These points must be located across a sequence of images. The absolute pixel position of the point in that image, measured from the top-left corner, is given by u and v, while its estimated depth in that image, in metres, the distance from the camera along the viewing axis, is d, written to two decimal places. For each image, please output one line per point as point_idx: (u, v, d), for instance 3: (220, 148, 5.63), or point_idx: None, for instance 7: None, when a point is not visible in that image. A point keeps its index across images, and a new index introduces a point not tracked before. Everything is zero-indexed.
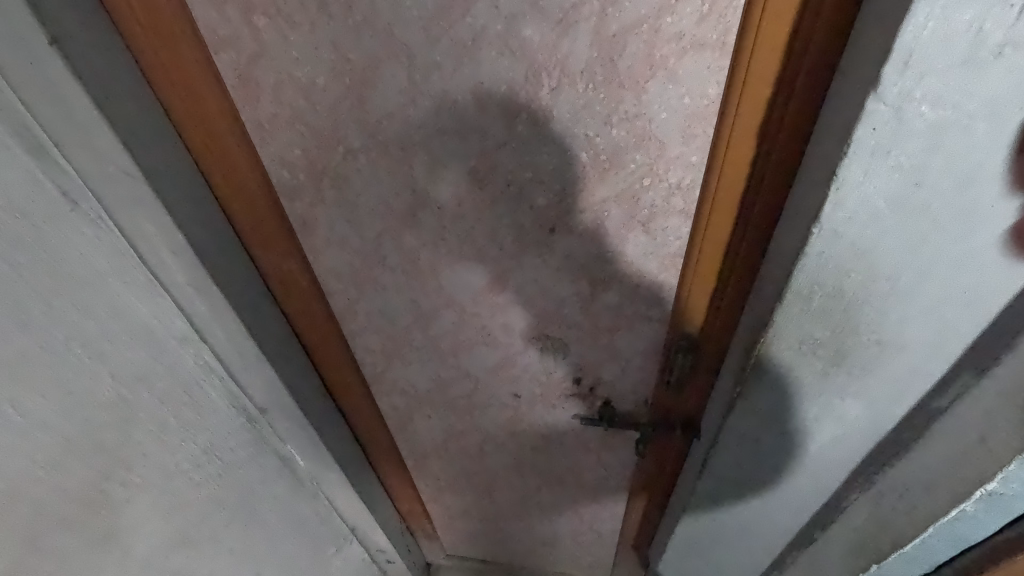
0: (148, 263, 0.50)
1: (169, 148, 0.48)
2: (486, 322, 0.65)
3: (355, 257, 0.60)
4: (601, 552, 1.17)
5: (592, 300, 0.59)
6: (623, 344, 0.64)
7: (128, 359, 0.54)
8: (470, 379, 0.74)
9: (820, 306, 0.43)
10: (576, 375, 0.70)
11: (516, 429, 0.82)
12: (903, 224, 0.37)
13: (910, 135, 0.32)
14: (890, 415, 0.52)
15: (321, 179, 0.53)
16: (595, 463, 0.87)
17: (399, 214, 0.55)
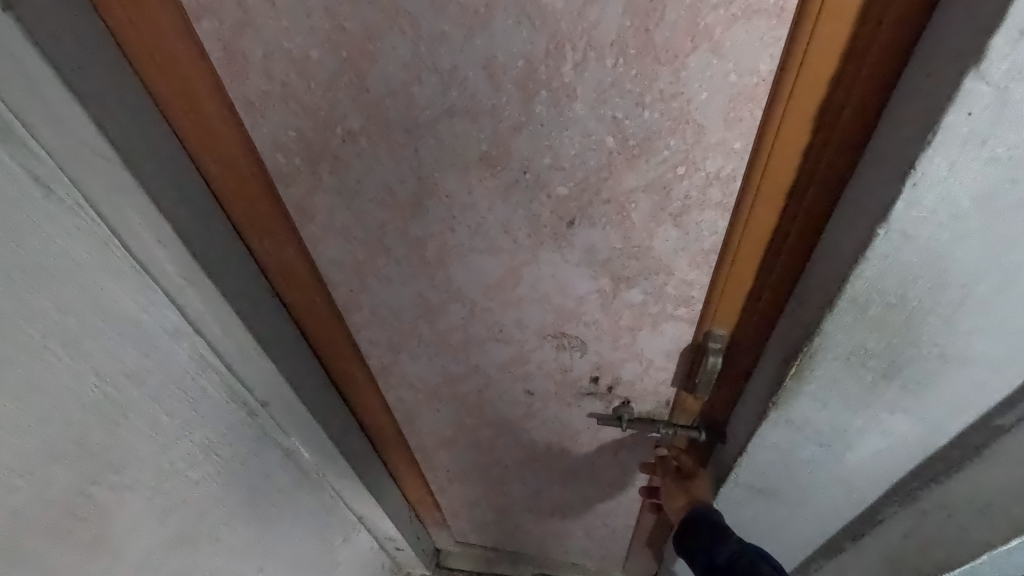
0: (132, 251, 0.46)
1: (147, 125, 0.44)
2: (498, 318, 0.60)
3: (357, 247, 0.56)
4: (614, 546, 1.14)
5: (613, 297, 0.54)
6: (647, 344, 0.59)
7: (115, 360, 0.49)
8: (481, 375, 0.70)
9: (877, 315, 0.38)
10: (593, 374, 0.65)
11: (529, 426, 0.78)
12: (989, 227, 0.31)
13: (1014, 122, 0.27)
14: (946, 433, 0.47)
15: (319, 164, 0.48)
16: (611, 462, 0.83)
17: (405, 202, 0.50)
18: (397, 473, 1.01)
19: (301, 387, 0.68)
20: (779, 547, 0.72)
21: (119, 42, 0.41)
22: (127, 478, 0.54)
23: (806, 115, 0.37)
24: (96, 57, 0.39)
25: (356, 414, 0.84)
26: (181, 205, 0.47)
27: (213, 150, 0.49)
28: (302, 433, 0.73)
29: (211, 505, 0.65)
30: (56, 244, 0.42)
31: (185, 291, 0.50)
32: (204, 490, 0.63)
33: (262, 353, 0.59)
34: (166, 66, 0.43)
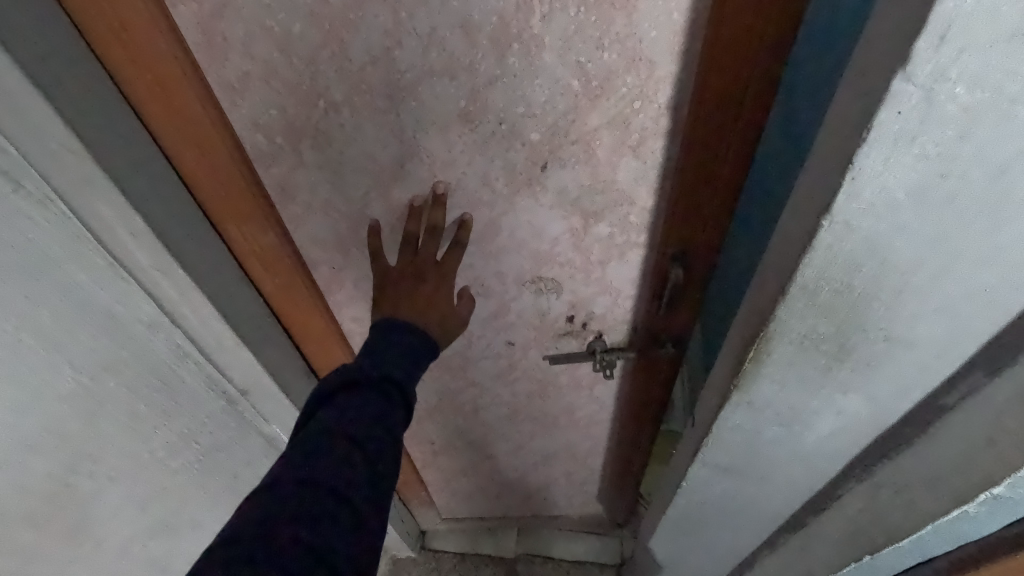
0: (106, 247, 0.46)
1: (115, 119, 0.44)
2: (478, 273, 0.62)
3: (341, 221, 0.58)
4: (595, 489, 1.18)
5: (584, 235, 0.57)
6: (615, 277, 0.62)
7: (88, 347, 0.51)
8: (463, 335, 0.72)
9: (826, 299, 0.40)
10: (568, 314, 0.68)
11: (509, 377, 0.81)
12: (924, 217, 0.33)
13: (941, 120, 0.28)
14: (896, 409, 0.49)
15: (300, 140, 0.49)
16: (587, 399, 0.86)
17: (387, 169, 0.51)
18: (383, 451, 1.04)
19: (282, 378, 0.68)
20: (748, 518, 0.75)
21: (87, 39, 0.41)
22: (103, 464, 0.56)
23: (741, 40, 0.40)
24: (60, 49, 0.39)
25: None
26: (155, 197, 0.47)
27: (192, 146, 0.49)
28: None
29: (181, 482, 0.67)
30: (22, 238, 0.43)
31: (162, 287, 0.50)
32: (182, 475, 0.66)
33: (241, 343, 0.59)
34: (136, 60, 0.43)
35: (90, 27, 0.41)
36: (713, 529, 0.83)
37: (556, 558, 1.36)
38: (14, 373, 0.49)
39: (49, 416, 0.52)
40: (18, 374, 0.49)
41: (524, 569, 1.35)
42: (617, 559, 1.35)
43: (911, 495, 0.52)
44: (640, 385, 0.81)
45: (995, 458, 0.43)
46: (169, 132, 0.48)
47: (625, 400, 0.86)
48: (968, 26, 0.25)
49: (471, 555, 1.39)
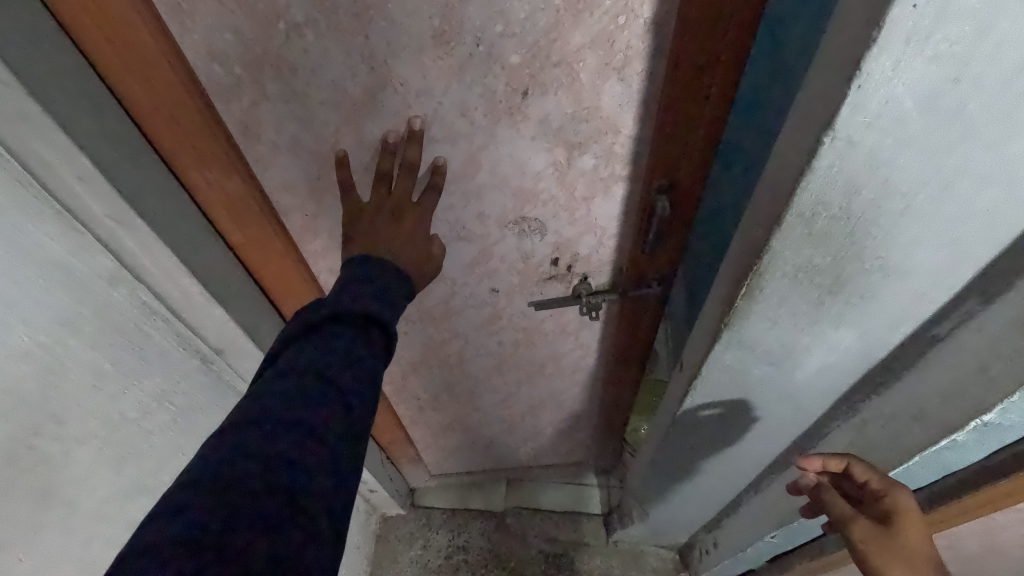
0: (55, 194, 0.43)
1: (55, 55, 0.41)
2: (460, 215, 0.60)
3: (310, 163, 0.54)
4: (582, 437, 1.19)
5: (568, 168, 0.54)
6: (601, 215, 0.60)
7: (43, 306, 0.46)
8: (446, 281, 0.70)
9: (823, 227, 0.38)
10: (553, 256, 0.66)
11: (495, 326, 0.79)
12: (932, 130, 0.31)
13: (958, 14, 0.26)
14: (885, 345, 0.48)
15: (262, 69, 0.45)
16: (574, 345, 0.85)
17: (357, 101, 0.48)
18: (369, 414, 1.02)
19: (255, 334, 0.66)
20: (732, 460, 0.77)
21: None
22: (74, 429, 0.53)
23: None
24: None
25: None
26: (101, 136, 0.44)
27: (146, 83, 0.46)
28: None
29: (153, 450, 0.63)
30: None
31: (117, 234, 0.48)
32: (160, 439, 0.64)
33: (211, 297, 0.58)
34: None
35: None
36: (697, 474, 0.85)
37: (545, 510, 1.38)
38: None
39: None
40: None
41: (514, 521, 1.37)
42: (603, 507, 1.37)
43: (898, 431, 0.52)
44: (628, 326, 0.81)
45: (986, 383, 0.43)
46: (117, 69, 0.45)
47: (612, 344, 0.86)
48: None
49: (461, 510, 1.40)
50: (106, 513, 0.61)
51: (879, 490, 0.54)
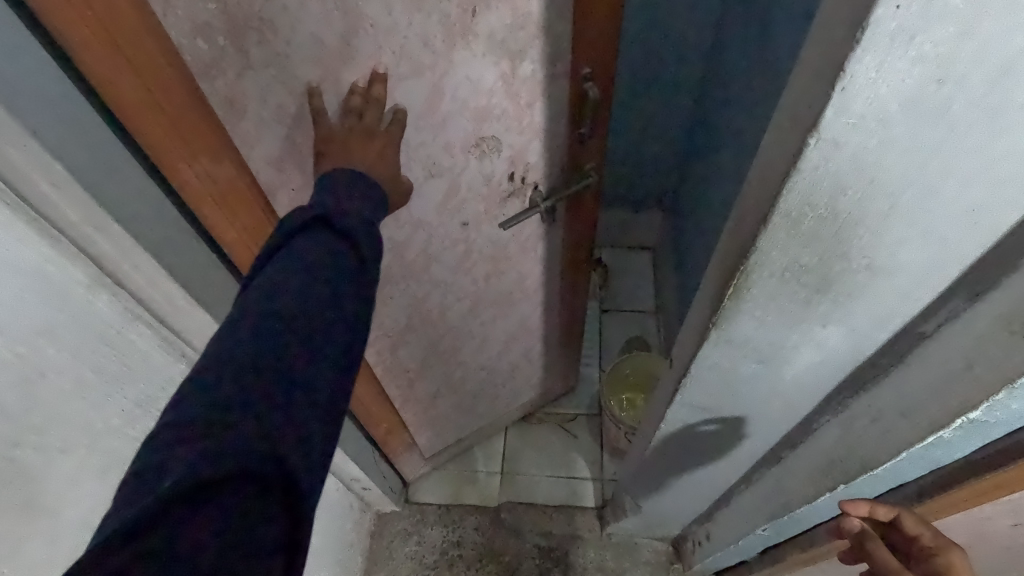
0: (30, 202, 0.42)
1: (31, 59, 0.39)
2: (429, 152, 0.66)
3: (295, 128, 0.57)
4: (552, 357, 1.31)
5: (514, 78, 0.62)
6: (542, 118, 0.69)
7: (18, 315, 0.45)
8: (422, 227, 0.77)
9: (809, 228, 0.38)
10: (511, 171, 0.74)
11: (469, 261, 0.87)
12: (916, 132, 0.31)
13: (944, 15, 0.26)
14: (873, 340, 0.48)
15: (245, 35, 0.48)
16: (534, 262, 0.96)
17: (333, 49, 0.53)
18: (361, 403, 1.02)
19: None
20: (722, 454, 0.79)
21: None
22: (55, 439, 0.52)
23: None
24: None
25: None
26: (76, 143, 0.43)
27: (131, 73, 0.44)
28: None
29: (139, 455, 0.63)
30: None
31: (95, 241, 0.47)
32: None
33: (195, 301, 0.57)
34: None
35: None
36: (689, 466, 0.86)
37: (539, 504, 1.40)
38: None
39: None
40: None
41: (508, 516, 1.38)
42: (597, 501, 1.39)
43: (887, 427, 0.51)
44: (575, 220, 0.94)
45: (971, 382, 0.42)
46: (98, 73, 0.43)
47: (567, 242, 0.97)
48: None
49: (455, 505, 1.41)
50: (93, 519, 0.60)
51: (932, 548, 0.56)
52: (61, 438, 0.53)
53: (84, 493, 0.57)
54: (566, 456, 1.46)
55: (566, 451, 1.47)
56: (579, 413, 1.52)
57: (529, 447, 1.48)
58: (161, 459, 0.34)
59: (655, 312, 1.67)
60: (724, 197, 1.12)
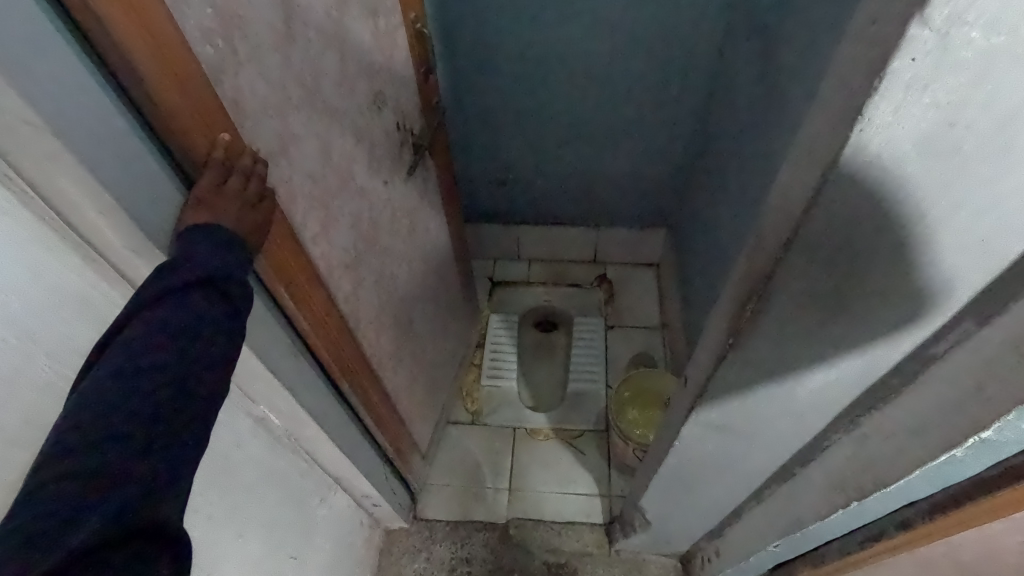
0: (74, 226, 0.45)
1: (97, 97, 0.42)
2: (351, 118, 0.78)
3: (276, 118, 0.62)
4: (459, 308, 1.46)
5: (379, 32, 0.81)
6: (400, 64, 0.89)
7: (64, 335, 0.47)
8: (365, 196, 0.86)
9: (828, 255, 0.40)
10: (397, 121, 0.92)
11: (396, 221, 0.99)
12: (929, 170, 0.33)
13: (954, 68, 0.28)
14: (886, 363, 0.50)
15: (232, 33, 0.53)
16: (427, 205, 1.13)
17: (281, 32, 0.60)
18: (375, 414, 1.04)
19: (264, 351, 0.68)
20: (733, 472, 0.81)
21: (69, 12, 0.39)
22: None
23: None
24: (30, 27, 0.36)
25: (331, 378, 0.87)
26: (122, 168, 0.44)
27: (184, 101, 0.48)
28: (269, 395, 0.75)
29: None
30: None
31: (134, 262, 0.49)
32: None
33: None
34: (133, 13, 0.41)
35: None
36: (703, 484, 0.88)
37: (546, 520, 1.40)
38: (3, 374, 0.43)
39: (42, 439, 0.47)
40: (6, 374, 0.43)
41: (516, 533, 1.39)
42: (606, 517, 1.40)
43: (899, 445, 0.53)
44: (439, 158, 1.14)
45: (983, 403, 0.43)
46: (156, 105, 0.46)
47: (440, 180, 1.17)
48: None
49: (463, 521, 1.41)
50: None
51: None
52: None
53: None
54: (572, 472, 1.47)
55: (574, 467, 1.47)
56: (585, 429, 1.53)
57: (535, 464, 1.48)
58: (73, 510, 0.38)
59: (661, 328, 1.68)
60: (733, 234, 1.13)
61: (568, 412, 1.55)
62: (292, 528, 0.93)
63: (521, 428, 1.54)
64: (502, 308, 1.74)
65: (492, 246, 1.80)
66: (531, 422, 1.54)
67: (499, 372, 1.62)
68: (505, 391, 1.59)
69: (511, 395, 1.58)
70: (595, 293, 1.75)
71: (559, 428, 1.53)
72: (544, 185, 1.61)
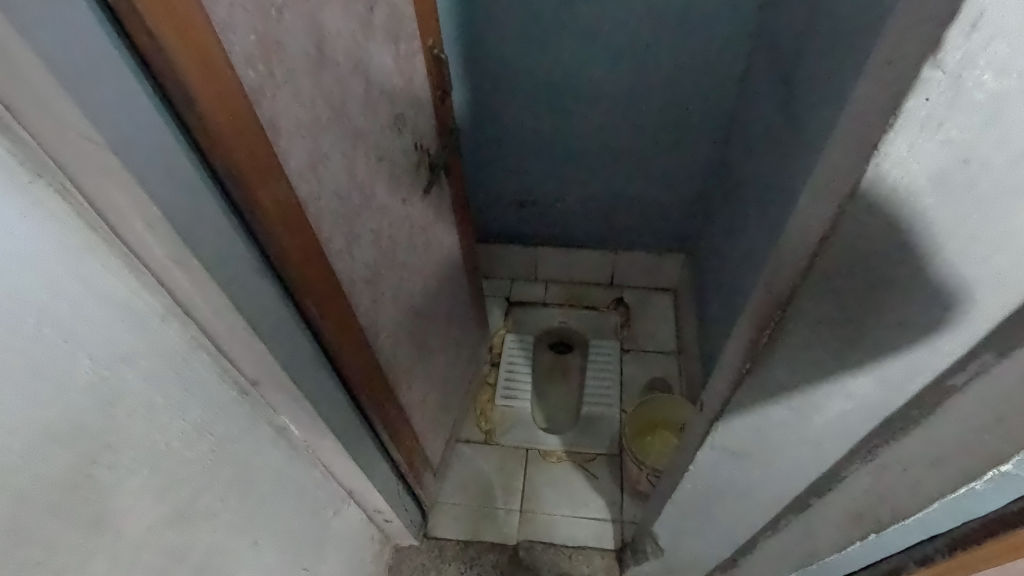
0: (122, 237, 0.48)
1: (149, 116, 0.45)
2: (376, 138, 0.81)
3: (308, 138, 0.66)
4: (471, 326, 1.48)
5: (401, 57, 0.84)
6: (420, 88, 0.92)
7: (106, 338, 0.48)
8: (386, 214, 0.89)
9: (846, 283, 0.41)
10: (416, 141, 0.95)
11: (414, 239, 1.02)
12: (944, 204, 0.34)
13: (966, 108, 0.30)
14: (902, 392, 0.50)
15: (271, 59, 0.57)
16: (442, 223, 1.15)
17: (314, 57, 0.64)
18: (390, 428, 1.05)
19: (290, 362, 0.70)
20: (748, 500, 0.80)
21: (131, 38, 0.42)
22: (129, 466, 0.52)
23: None
24: (94, 50, 0.40)
25: (351, 391, 0.89)
26: (168, 183, 0.48)
27: (227, 120, 0.51)
28: (291, 407, 0.76)
29: (209, 483, 0.65)
30: (15, 220, 0.40)
31: (174, 272, 0.52)
32: (203, 468, 0.63)
33: (252, 331, 0.62)
34: (185, 37, 0.45)
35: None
36: (719, 511, 0.87)
37: (558, 544, 1.39)
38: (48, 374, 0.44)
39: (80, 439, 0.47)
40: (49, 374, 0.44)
41: (526, 555, 1.38)
42: (617, 543, 1.39)
43: (917, 476, 0.53)
44: (455, 177, 1.17)
45: (1005, 436, 0.43)
46: (202, 122, 0.49)
47: (455, 198, 1.19)
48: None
49: (473, 542, 1.40)
50: (168, 566, 0.60)
51: None
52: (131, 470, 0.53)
53: (147, 525, 0.56)
54: (585, 495, 1.46)
55: (585, 491, 1.46)
56: (598, 453, 1.52)
57: (547, 486, 1.48)
58: None
59: (677, 354, 1.67)
60: (751, 263, 1.13)
61: (581, 435, 1.55)
62: (305, 539, 0.94)
63: (534, 449, 1.54)
64: (517, 328, 1.75)
65: (507, 266, 1.81)
66: (544, 444, 1.54)
67: (513, 393, 1.62)
68: (519, 412, 1.59)
69: (525, 416, 1.59)
70: (610, 316, 1.76)
71: (572, 450, 1.53)
72: (564, 207, 1.63)
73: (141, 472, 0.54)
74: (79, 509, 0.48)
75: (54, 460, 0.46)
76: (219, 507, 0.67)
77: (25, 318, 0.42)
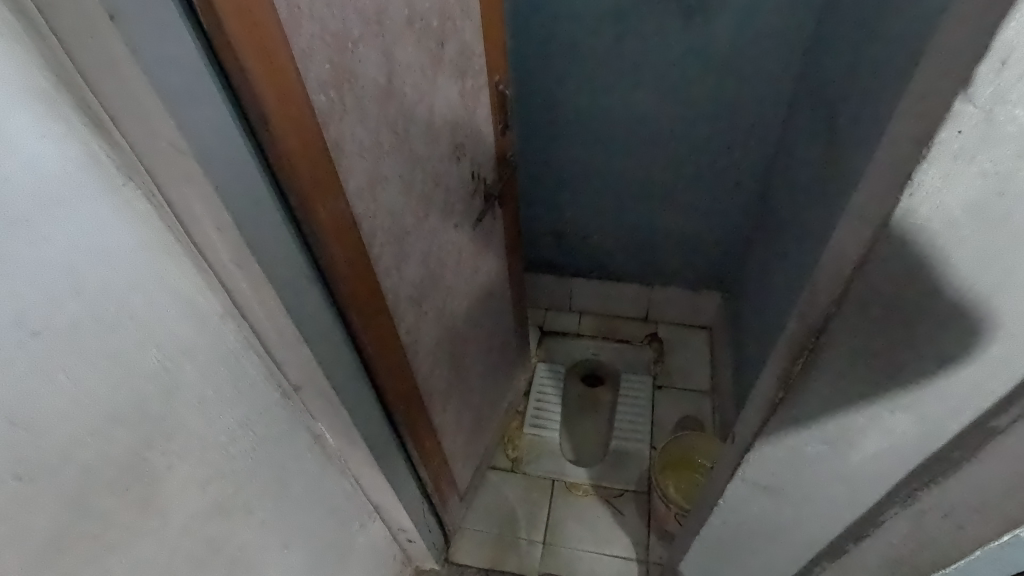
0: (194, 238, 0.52)
1: (228, 130, 0.50)
2: (434, 165, 0.86)
3: (368, 160, 0.70)
4: (511, 351, 1.49)
5: (467, 92, 0.89)
6: (482, 120, 0.97)
7: (172, 330, 0.53)
8: (437, 236, 0.93)
9: (882, 314, 0.42)
10: (473, 171, 0.99)
11: (461, 262, 1.05)
12: (980, 236, 0.35)
13: (998, 142, 0.31)
14: (943, 432, 0.49)
15: (343, 87, 0.62)
16: (491, 250, 1.18)
17: (383, 87, 0.69)
18: (420, 446, 1.06)
19: (331, 371, 0.73)
20: (783, 543, 0.77)
21: (220, 62, 0.47)
22: (179, 454, 0.56)
23: None
24: (188, 70, 0.45)
25: (386, 404, 0.91)
26: (239, 190, 0.52)
27: (297, 138, 0.56)
28: (329, 415, 0.79)
29: (249, 479, 0.67)
30: (106, 215, 0.45)
31: (235, 274, 0.56)
32: (243, 464, 0.66)
33: (299, 337, 0.65)
34: (270, 63, 0.50)
35: (233, 24, 0.45)
36: (752, 554, 0.84)
37: None
38: (121, 360, 0.48)
39: (141, 422, 0.51)
40: (122, 360, 0.48)
41: None
42: None
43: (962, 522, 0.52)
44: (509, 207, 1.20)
45: None
46: (274, 137, 0.53)
47: (507, 227, 1.23)
48: (963, 31, 0.30)
49: (494, 570, 1.38)
50: (203, 557, 0.62)
51: None
52: (180, 457, 0.56)
53: (188, 513, 0.59)
54: (610, 532, 1.43)
55: (611, 527, 1.43)
56: (626, 490, 1.50)
57: (572, 519, 1.45)
58: None
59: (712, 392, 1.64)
60: (790, 299, 1.11)
61: (608, 470, 1.53)
62: (330, 549, 0.95)
63: (560, 480, 1.52)
64: (548, 358, 1.76)
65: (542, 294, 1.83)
66: (571, 476, 1.52)
67: (543, 422, 1.62)
68: (547, 442, 1.59)
69: (553, 446, 1.58)
70: (644, 351, 1.74)
71: (600, 484, 1.50)
72: (604, 240, 1.64)
73: (189, 461, 0.57)
74: (133, 489, 0.51)
75: (118, 439, 0.49)
76: (253, 505, 0.70)
77: (107, 305, 0.46)
